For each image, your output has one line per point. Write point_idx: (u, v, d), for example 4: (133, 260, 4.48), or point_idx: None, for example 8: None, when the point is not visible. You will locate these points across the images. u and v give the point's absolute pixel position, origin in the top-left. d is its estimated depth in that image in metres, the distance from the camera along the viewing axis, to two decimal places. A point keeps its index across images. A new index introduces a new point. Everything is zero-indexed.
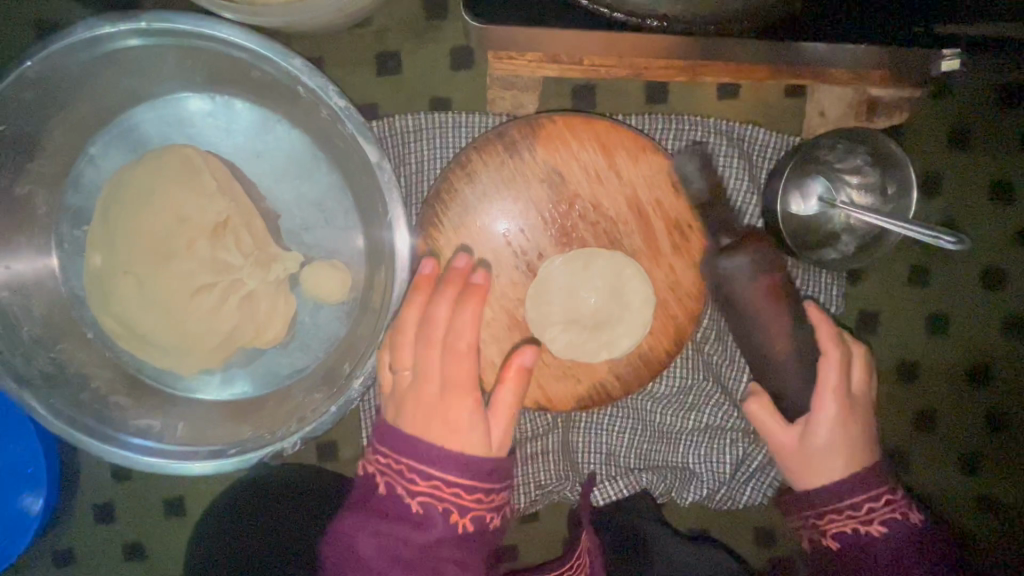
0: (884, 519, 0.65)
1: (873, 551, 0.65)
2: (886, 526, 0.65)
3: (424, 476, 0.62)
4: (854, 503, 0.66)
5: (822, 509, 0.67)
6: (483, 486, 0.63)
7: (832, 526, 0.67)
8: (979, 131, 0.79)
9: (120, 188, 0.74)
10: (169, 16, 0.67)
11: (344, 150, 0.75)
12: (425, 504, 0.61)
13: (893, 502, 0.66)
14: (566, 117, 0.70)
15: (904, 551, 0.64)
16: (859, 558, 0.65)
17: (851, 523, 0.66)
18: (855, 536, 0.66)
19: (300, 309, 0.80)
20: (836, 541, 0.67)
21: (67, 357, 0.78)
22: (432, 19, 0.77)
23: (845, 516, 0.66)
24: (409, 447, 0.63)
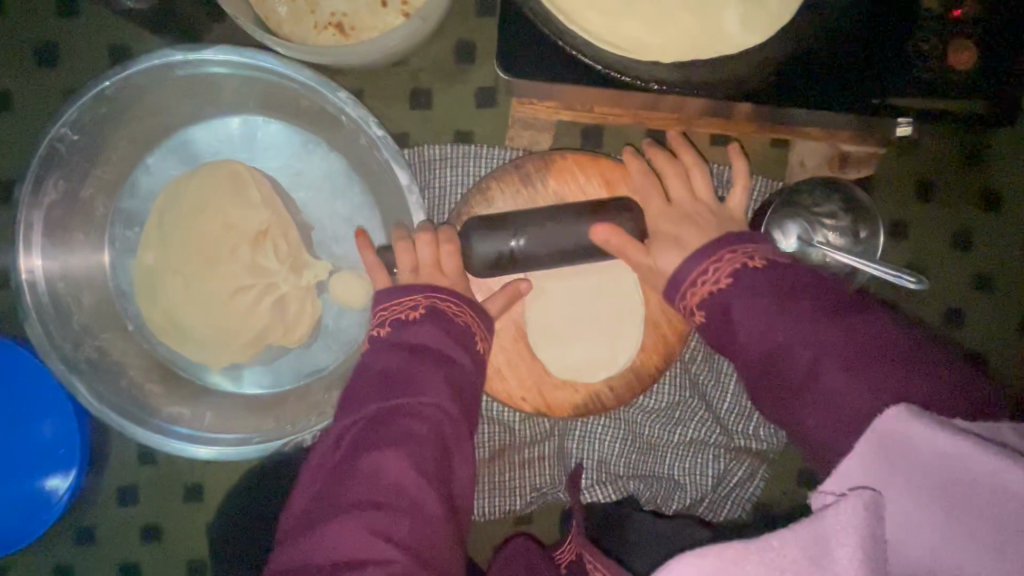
0: (730, 272, 0.57)
1: (725, 306, 0.56)
2: (734, 278, 0.57)
3: (402, 306, 0.62)
4: (706, 270, 0.58)
5: (685, 287, 0.60)
6: (462, 300, 0.64)
7: (703, 292, 0.58)
8: (942, 184, 0.88)
9: (174, 195, 0.83)
10: (234, 50, 0.77)
11: (376, 173, 0.84)
12: (417, 317, 0.61)
13: (754, 263, 0.57)
14: (575, 155, 0.79)
15: (759, 282, 0.55)
16: (734, 316, 0.56)
17: (714, 283, 0.58)
18: (716, 301, 0.57)
19: (325, 313, 0.87)
20: (706, 313, 0.58)
21: (109, 345, 0.85)
22: (462, 63, 0.86)
23: (702, 279, 0.58)
24: (393, 297, 0.64)
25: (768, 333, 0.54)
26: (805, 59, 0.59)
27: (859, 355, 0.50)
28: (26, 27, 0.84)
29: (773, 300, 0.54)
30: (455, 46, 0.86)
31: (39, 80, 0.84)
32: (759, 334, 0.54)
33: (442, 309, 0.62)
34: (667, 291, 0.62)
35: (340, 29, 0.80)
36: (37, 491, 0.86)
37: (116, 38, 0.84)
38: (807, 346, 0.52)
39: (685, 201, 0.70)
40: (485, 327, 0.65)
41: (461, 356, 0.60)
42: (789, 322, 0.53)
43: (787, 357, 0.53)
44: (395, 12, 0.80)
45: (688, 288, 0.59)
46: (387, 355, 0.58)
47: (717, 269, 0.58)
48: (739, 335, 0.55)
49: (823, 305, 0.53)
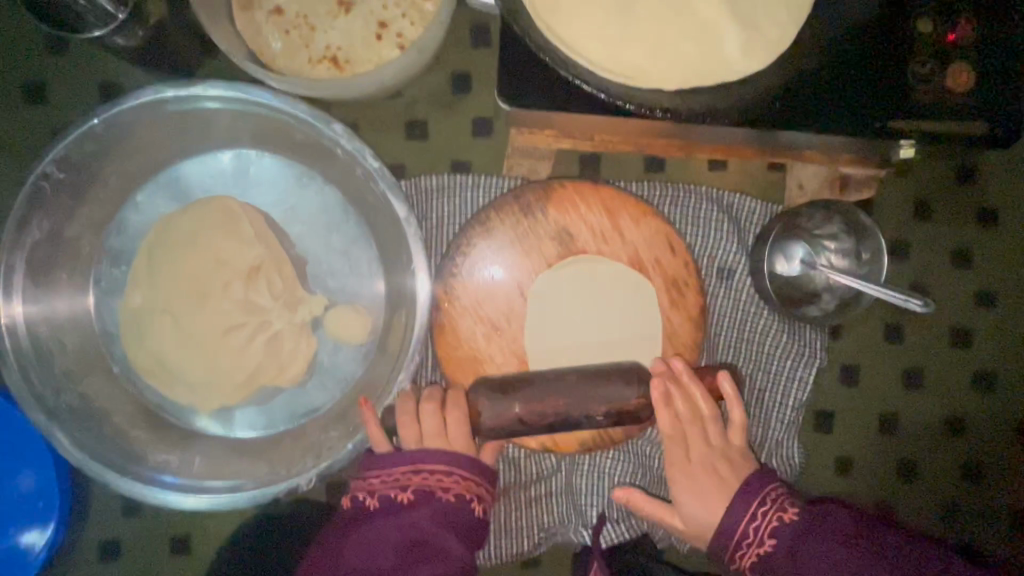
0: (790, 512, 0.65)
1: (786, 533, 0.64)
2: (787, 530, 0.64)
3: (393, 483, 0.65)
4: (750, 529, 0.65)
5: (736, 538, 0.66)
6: (446, 468, 0.66)
7: (752, 551, 0.65)
8: (940, 205, 0.89)
9: (164, 233, 0.80)
10: (229, 86, 0.76)
11: (373, 204, 0.83)
12: (406, 498, 0.64)
13: (787, 515, 0.65)
14: (575, 183, 0.78)
15: (795, 542, 0.63)
16: (795, 555, 0.63)
17: (775, 518, 0.65)
18: (782, 529, 0.64)
19: (320, 350, 0.84)
20: (776, 540, 0.64)
21: (93, 391, 0.81)
22: (457, 93, 0.86)
23: (744, 544, 0.65)
24: (384, 466, 0.66)
25: (795, 542, 0.63)
26: (806, 84, 0.59)
27: (882, 555, 0.62)
28: (12, 65, 0.82)
29: (827, 560, 0.61)
30: (450, 76, 0.86)
31: (24, 119, 0.82)
32: (818, 570, 0.61)
33: (430, 483, 0.65)
34: (715, 547, 0.67)
35: (334, 62, 0.80)
36: (13, 549, 0.80)
37: (104, 75, 0.83)
38: (841, 552, 0.62)
39: (701, 413, 0.72)
40: (479, 475, 0.68)
41: (455, 544, 0.63)
42: (828, 560, 0.61)
43: (818, 561, 0.62)
44: (390, 45, 0.80)
45: (739, 540, 0.66)
46: (384, 530, 0.62)
47: (756, 526, 0.66)
48: (804, 561, 0.62)
49: (859, 527, 0.64)
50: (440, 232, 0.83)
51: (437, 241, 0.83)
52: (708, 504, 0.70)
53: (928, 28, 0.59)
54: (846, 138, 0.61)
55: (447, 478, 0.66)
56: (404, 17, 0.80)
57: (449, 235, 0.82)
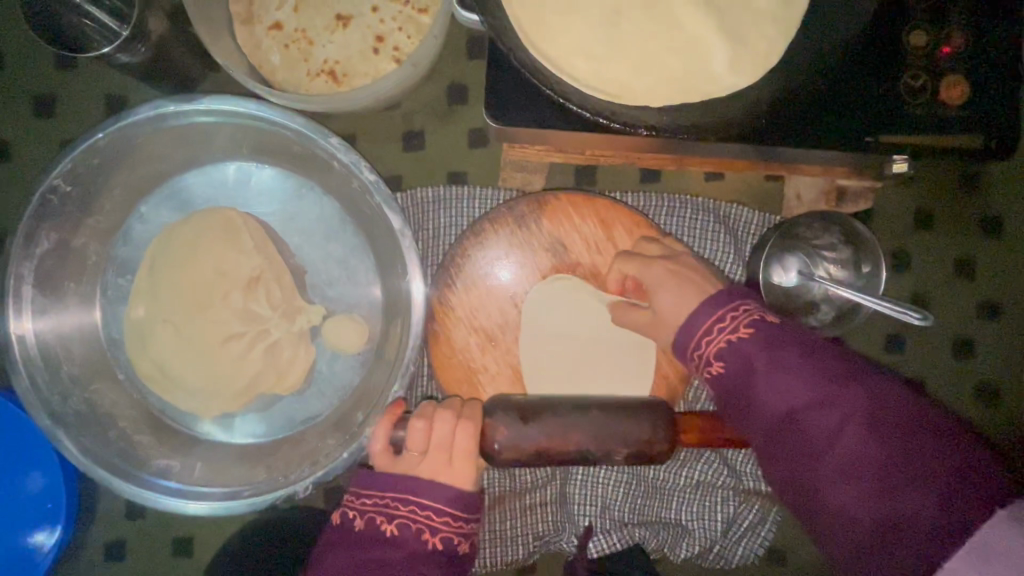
0: (749, 321, 0.60)
1: (741, 350, 0.58)
2: (753, 326, 0.59)
3: (379, 505, 0.64)
4: (724, 319, 0.61)
5: (699, 335, 0.62)
6: (438, 504, 0.63)
7: (709, 347, 0.61)
8: (942, 215, 0.87)
9: (167, 244, 0.82)
10: (229, 100, 0.77)
11: (369, 215, 0.84)
12: (390, 528, 0.63)
13: (769, 316, 0.60)
14: (569, 194, 0.79)
15: (773, 336, 0.58)
16: (758, 372, 0.56)
17: (722, 340, 0.60)
18: (735, 345, 0.59)
19: (318, 358, 0.86)
20: (723, 363, 0.59)
21: (99, 397, 0.83)
22: (453, 105, 0.87)
23: (719, 331, 0.61)
24: (373, 485, 0.65)
25: (749, 363, 0.57)
26: (795, 100, 0.59)
27: (869, 421, 0.51)
28: (24, 81, 0.85)
29: (803, 374, 0.54)
30: (446, 88, 0.87)
31: (35, 132, 0.85)
32: (781, 393, 0.54)
33: (417, 514, 0.63)
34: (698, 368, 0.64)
35: (332, 76, 0.81)
36: (22, 547, 0.83)
37: (112, 90, 0.85)
38: (801, 389, 0.54)
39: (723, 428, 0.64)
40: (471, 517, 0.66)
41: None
42: (775, 359, 0.56)
43: (769, 392, 0.55)
44: (387, 58, 0.81)
45: (696, 346, 0.62)
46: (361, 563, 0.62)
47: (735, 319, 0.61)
48: (758, 394, 0.56)
49: (843, 367, 0.54)
50: (436, 242, 0.84)
51: (433, 251, 0.84)
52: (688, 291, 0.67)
53: (921, 41, 0.58)
54: (838, 153, 0.61)
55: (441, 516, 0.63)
56: (400, 30, 0.81)
57: (445, 246, 0.83)
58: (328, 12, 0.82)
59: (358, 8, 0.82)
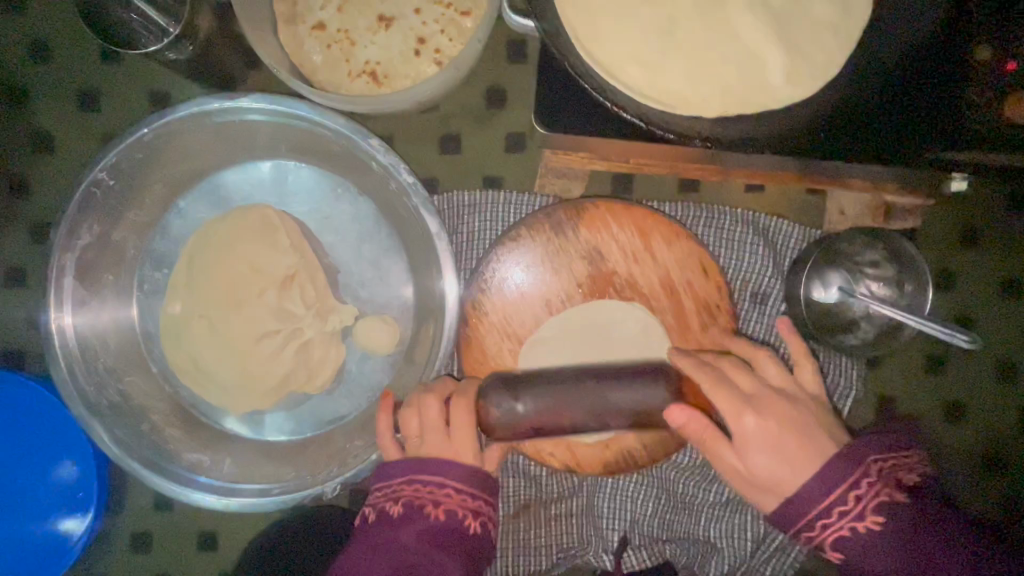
0: (878, 506, 0.54)
1: (865, 545, 0.54)
2: (882, 515, 0.53)
3: (392, 495, 0.63)
4: (861, 496, 0.54)
5: (808, 518, 0.55)
6: (475, 505, 0.64)
7: (827, 535, 0.55)
8: (990, 235, 0.85)
9: (204, 240, 0.82)
10: (271, 99, 0.78)
11: (405, 218, 0.84)
12: (434, 512, 0.61)
13: (896, 493, 0.54)
14: (607, 202, 0.78)
15: (903, 526, 0.53)
16: (871, 574, 0.54)
17: (843, 527, 0.55)
18: (857, 538, 0.54)
19: (348, 358, 0.86)
20: (840, 553, 0.55)
21: (132, 389, 0.84)
22: (491, 108, 0.86)
23: (835, 519, 0.55)
24: (397, 472, 0.65)
25: (867, 557, 0.54)
26: (854, 113, 0.57)
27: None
28: (69, 74, 0.86)
29: (936, 569, 0.52)
30: (485, 91, 0.86)
31: (79, 126, 0.86)
32: None
33: (455, 510, 0.62)
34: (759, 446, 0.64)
35: (373, 77, 0.81)
36: (53, 535, 0.84)
37: (153, 85, 0.86)
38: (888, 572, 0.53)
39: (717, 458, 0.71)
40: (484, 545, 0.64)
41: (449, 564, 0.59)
42: (903, 560, 0.53)
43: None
44: (428, 61, 0.81)
45: (822, 517, 0.55)
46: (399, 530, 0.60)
47: (857, 496, 0.54)
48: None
49: (941, 536, 0.53)
50: (470, 246, 0.83)
51: (467, 253, 0.83)
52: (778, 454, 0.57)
53: (986, 56, 0.58)
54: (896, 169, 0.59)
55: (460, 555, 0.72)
56: (442, 33, 0.81)
57: (480, 250, 0.83)
58: (371, 13, 0.82)
59: (401, 10, 0.82)
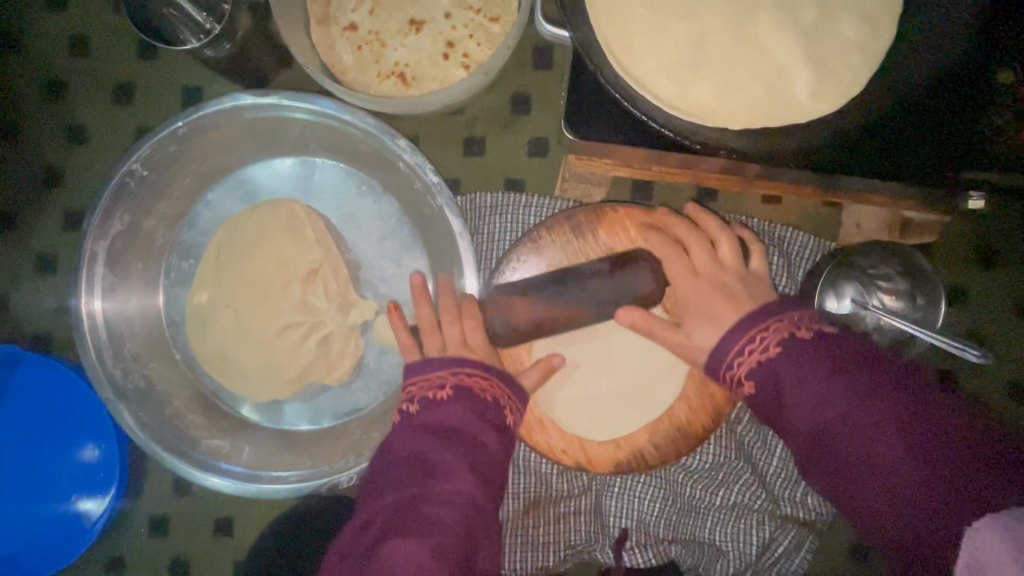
0: (778, 340, 0.58)
1: (775, 374, 0.57)
2: (781, 348, 0.58)
3: (428, 385, 0.65)
4: (756, 340, 0.59)
5: (726, 362, 0.61)
6: (484, 370, 0.66)
7: (744, 369, 0.59)
8: (1004, 253, 0.86)
9: (232, 233, 0.85)
10: (303, 98, 0.79)
11: (427, 217, 0.86)
12: (444, 396, 0.64)
13: (801, 332, 0.58)
14: (627, 207, 0.79)
15: (804, 361, 0.56)
16: (785, 390, 0.56)
17: (754, 361, 0.59)
18: (764, 367, 0.58)
19: (367, 352, 0.87)
20: (756, 383, 0.58)
21: (156, 375, 0.86)
22: (516, 113, 0.88)
23: (748, 352, 0.59)
24: (420, 372, 0.67)
25: (776, 386, 0.57)
26: (874, 131, 0.59)
27: (918, 444, 0.49)
28: (107, 68, 0.88)
29: (898, 440, 0.50)
30: (510, 95, 0.88)
31: (114, 118, 0.89)
32: (814, 406, 0.54)
33: (468, 381, 0.65)
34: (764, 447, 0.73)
35: (401, 79, 0.83)
36: (73, 516, 0.87)
37: (187, 80, 0.88)
38: (812, 383, 0.55)
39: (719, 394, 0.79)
40: (511, 395, 0.68)
41: (490, 439, 0.61)
42: (830, 388, 0.54)
43: (815, 411, 0.54)
44: (456, 64, 0.83)
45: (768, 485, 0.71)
46: (423, 416, 0.62)
47: (756, 348, 0.59)
48: (793, 406, 0.56)
49: (901, 408, 0.51)
50: (491, 246, 0.85)
51: (488, 253, 0.85)
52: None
53: (1010, 78, 0.58)
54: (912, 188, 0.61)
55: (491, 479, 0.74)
56: (470, 37, 0.83)
57: (500, 251, 0.85)
58: (403, 16, 0.84)
59: (432, 14, 0.84)
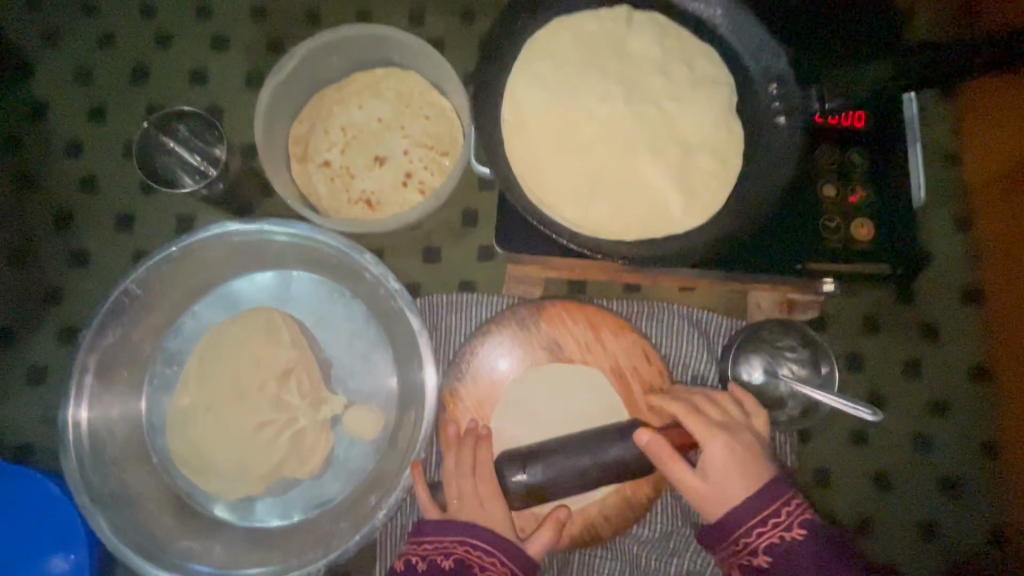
0: (801, 523, 0.71)
1: (793, 555, 0.70)
2: (798, 543, 0.71)
3: (438, 548, 0.77)
4: (778, 515, 0.71)
5: (736, 534, 0.72)
6: (489, 547, 0.76)
7: (761, 540, 0.71)
8: (886, 323, 1.01)
9: (215, 339, 0.94)
10: (281, 224, 0.93)
11: (391, 317, 0.97)
12: (449, 565, 0.75)
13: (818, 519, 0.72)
14: (563, 302, 0.92)
15: (818, 556, 0.70)
16: (797, 563, 0.70)
17: (778, 535, 0.71)
18: (781, 547, 0.70)
19: (337, 444, 0.94)
20: (768, 559, 0.70)
21: (132, 480, 0.91)
22: (466, 226, 1.04)
23: (760, 531, 0.71)
24: (436, 533, 0.78)
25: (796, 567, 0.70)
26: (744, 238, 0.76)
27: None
28: (111, 202, 1.02)
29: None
30: (461, 212, 1.04)
31: (113, 245, 1.01)
32: None
33: (468, 555, 0.75)
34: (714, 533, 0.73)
35: (368, 204, 0.99)
36: None
37: (181, 210, 1.02)
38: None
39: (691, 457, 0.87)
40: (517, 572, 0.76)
41: None
42: (814, 555, 0.70)
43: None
44: (414, 191, 1.00)
45: (747, 552, 0.71)
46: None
47: (788, 515, 0.71)
48: None
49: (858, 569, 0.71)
50: (448, 342, 0.98)
51: (446, 348, 0.97)
52: (744, 480, 0.74)
53: (832, 194, 0.77)
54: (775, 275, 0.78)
55: (487, 557, 0.75)
56: (425, 169, 1.01)
57: (456, 345, 0.97)
58: (368, 153, 1.01)
59: (392, 151, 1.01)
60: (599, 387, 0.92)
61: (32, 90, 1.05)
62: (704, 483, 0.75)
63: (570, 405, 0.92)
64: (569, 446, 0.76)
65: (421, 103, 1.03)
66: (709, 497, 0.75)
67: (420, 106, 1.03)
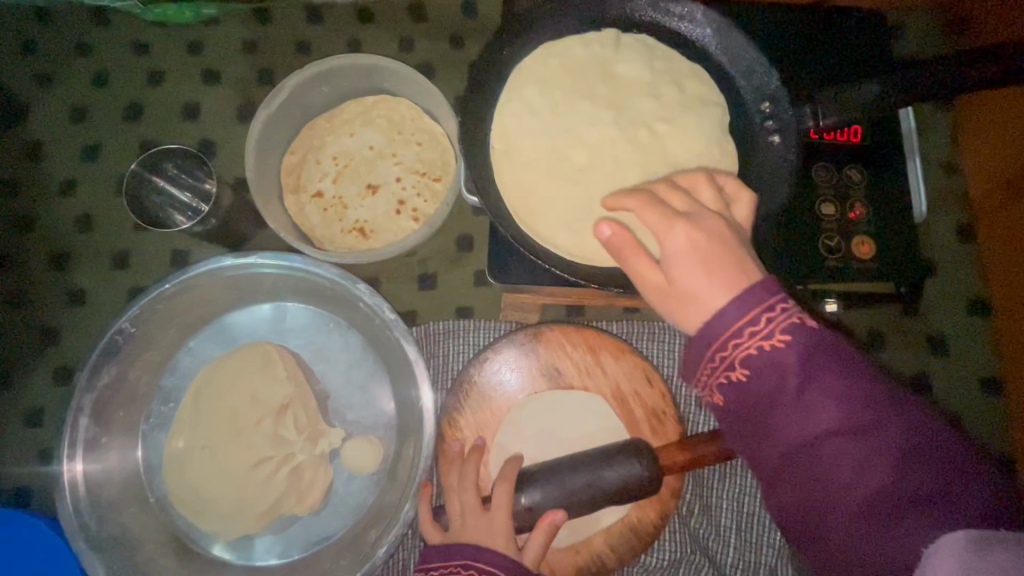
0: (785, 327, 0.52)
1: (780, 366, 0.52)
2: (787, 334, 0.52)
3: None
4: (761, 327, 0.52)
5: (717, 344, 0.54)
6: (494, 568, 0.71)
7: (738, 351, 0.53)
8: (892, 335, 0.98)
9: (211, 375, 0.93)
10: (274, 256, 0.92)
11: (387, 346, 0.95)
12: None
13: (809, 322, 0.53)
14: (561, 326, 0.91)
15: (809, 370, 0.52)
16: (795, 388, 0.52)
17: (757, 345, 0.53)
18: (767, 355, 0.52)
19: (337, 478, 0.93)
20: (746, 373, 0.53)
21: (131, 521, 0.90)
22: (461, 252, 1.03)
23: (747, 335, 0.53)
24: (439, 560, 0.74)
25: (783, 378, 0.52)
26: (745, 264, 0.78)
27: (862, 430, 0.50)
28: (106, 239, 1.02)
29: (836, 401, 0.51)
30: (455, 238, 1.03)
31: (108, 282, 1.01)
32: (813, 423, 0.51)
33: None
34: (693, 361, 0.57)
35: (361, 233, 0.99)
36: None
37: (175, 244, 1.02)
38: (832, 412, 0.51)
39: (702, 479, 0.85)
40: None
41: None
42: (796, 383, 0.52)
43: (844, 491, 0.50)
44: (408, 218, 0.99)
45: (728, 337, 0.53)
46: None
47: (772, 319, 0.52)
48: (792, 430, 0.52)
49: (896, 437, 0.50)
50: (447, 370, 0.96)
51: (445, 376, 0.96)
52: (720, 275, 0.55)
53: (831, 213, 0.79)
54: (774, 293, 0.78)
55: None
56: (418, 196, 1.00)
57: (455, 372, 0.96)
58: (361, 182, 1.01)
59: (385, 179, 1.01)
60: (602, 412, 0.90)
61: (26, 131, 1.05)
62: (664, 278, 0.59)
63: (573, 431, 0.90)
64: (568, 466, 0.77)
65: (412, 130, 1.03)
66: (686, 311, 0.57)
67: (412, 132, 1.03)
